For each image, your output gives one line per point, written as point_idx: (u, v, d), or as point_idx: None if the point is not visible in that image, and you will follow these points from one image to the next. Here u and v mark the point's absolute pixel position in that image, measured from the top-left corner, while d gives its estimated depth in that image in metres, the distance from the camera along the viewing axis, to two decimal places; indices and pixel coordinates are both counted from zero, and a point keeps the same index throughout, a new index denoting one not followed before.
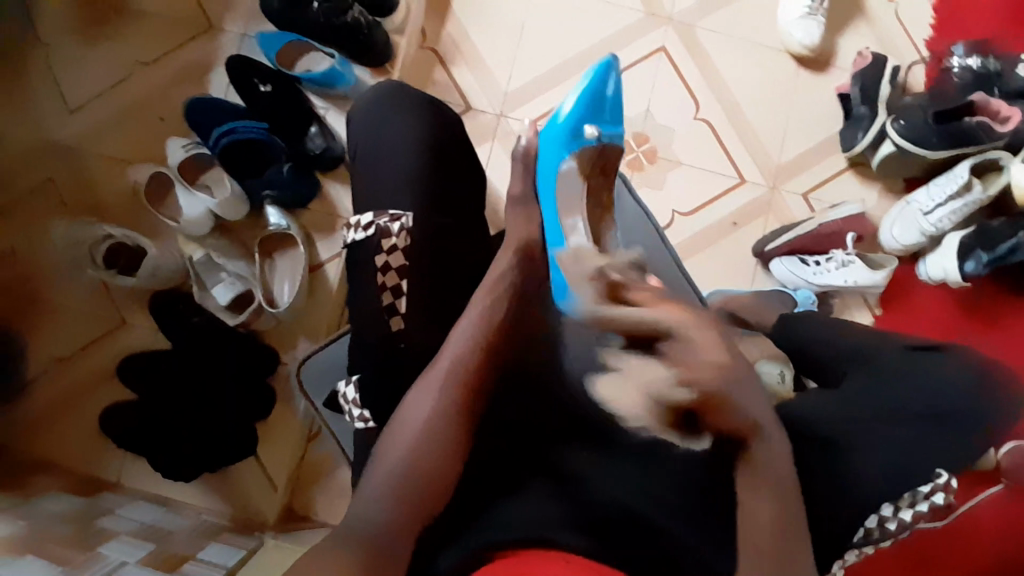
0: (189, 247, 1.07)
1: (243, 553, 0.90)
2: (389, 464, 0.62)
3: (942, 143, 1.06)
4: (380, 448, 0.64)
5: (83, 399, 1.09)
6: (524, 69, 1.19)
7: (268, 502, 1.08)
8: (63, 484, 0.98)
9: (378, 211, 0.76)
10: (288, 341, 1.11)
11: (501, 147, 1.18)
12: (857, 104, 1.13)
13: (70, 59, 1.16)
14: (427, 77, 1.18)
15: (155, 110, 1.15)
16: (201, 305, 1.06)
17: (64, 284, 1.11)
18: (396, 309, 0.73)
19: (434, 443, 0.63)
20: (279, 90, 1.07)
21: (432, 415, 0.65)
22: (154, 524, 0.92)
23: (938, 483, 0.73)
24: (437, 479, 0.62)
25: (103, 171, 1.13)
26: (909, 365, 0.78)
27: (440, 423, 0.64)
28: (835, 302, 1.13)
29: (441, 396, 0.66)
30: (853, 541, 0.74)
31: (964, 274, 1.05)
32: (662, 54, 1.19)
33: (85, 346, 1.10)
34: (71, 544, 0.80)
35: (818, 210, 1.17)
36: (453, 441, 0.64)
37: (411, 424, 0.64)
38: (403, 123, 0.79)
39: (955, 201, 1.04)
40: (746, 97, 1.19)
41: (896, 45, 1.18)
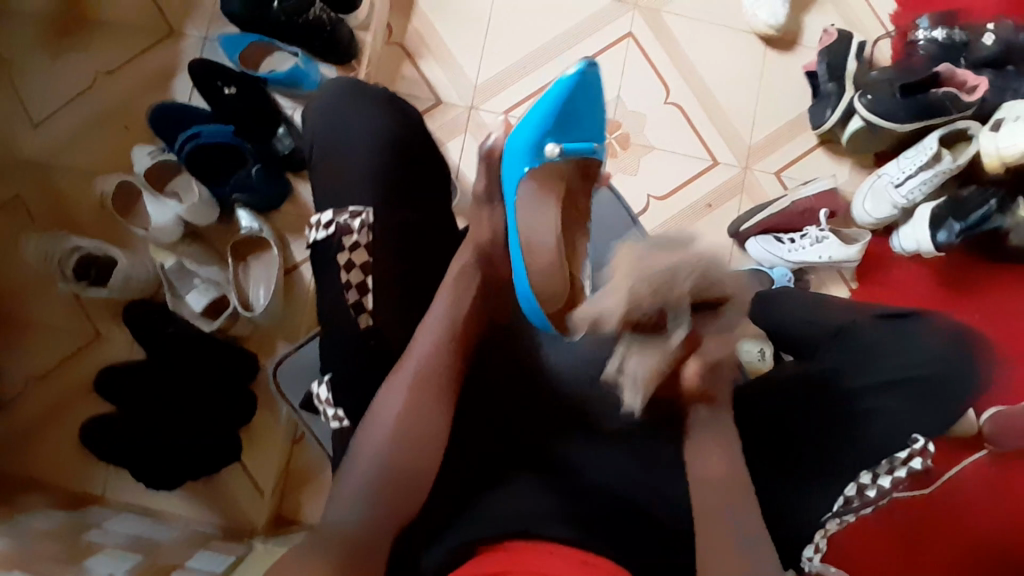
0: (161, 254, 1.06)
1: (232, 560, 0.89)
2: (362, 461, 0.61)
3: (911, 117, 1.07)
4: (355, 443, 0.63)
5: (62, 414, 1.07)
6: (493, 61, 1.18)
7: (257, 508, 1.07)
8: (46, 501, 0.97)
9: (337, 208, 0.74)
10: (268, 344, 1.10)
11: (473, 139, 1.17)
12: (824, 80, 1.14)
13: (31, 71, 1.14)
14: (396, 73, 1.18)
15: (120, 118, 1.13)
16: (175, 311, 1.05)
17: (38, 300, 1.09)
18: (363, 305, 0.72)
19: (407, 433, 0.62)
20: (243, 91, 1.05)
21: (408, 408, 0.63)
22: (142, 536, 0.91)
23: (914, 449, 0.74)
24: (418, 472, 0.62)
25: (70, 183, 1.11)
26: (886, 334, 0.79)
27: (415, 419, 0.63)
28: (812, 278, 1.14)
29: (420, 391, 0.64)
30: (834, 510, 0.73)
31: (938, 244, 1.05)
32: (630, 39, 1.19)
33: (61, 361, 1.09)
34: (58, 559, 0.79)
35: (791, 188, 1.17)
36: (429, 430, 0.63)
37: (384, 418, 0.63)
38: (367, 118, 0.78)
39: (925, 171, 1.05)
40: (715, 79, 1.19)
41: (861, 21, 1.19)
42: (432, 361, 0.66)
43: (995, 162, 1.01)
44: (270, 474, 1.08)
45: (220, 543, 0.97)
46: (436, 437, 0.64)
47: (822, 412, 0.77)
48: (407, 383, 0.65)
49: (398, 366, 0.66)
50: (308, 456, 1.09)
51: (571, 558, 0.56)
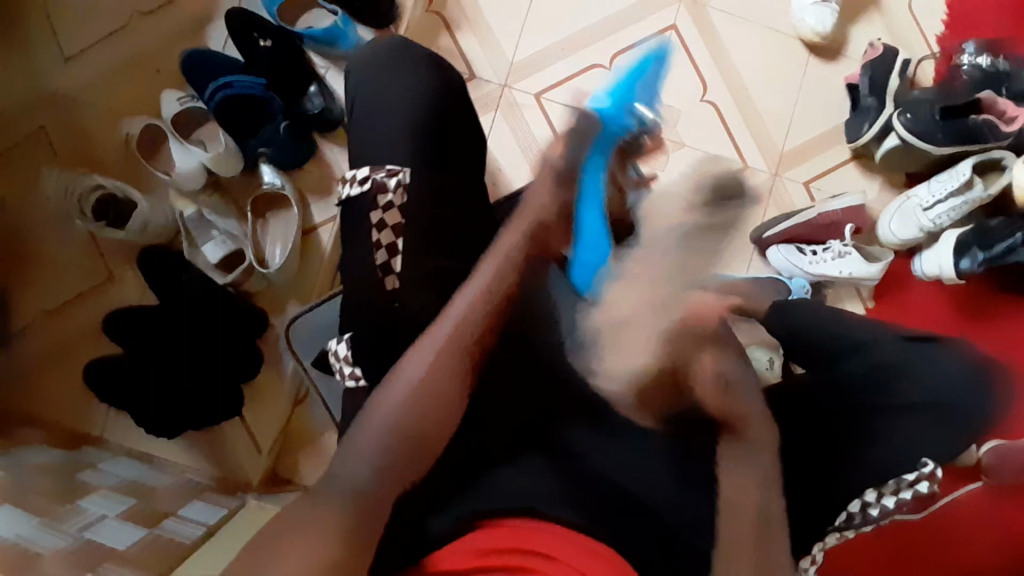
0: (181, 202, 1.05)
1: (225, 513, 0.90)
2: (377, 420, 0.65)
3: (947, 140, 1.05)
4: (372, 399, 0.67)
5: (68, 351, 1.07)
6: (531, 40, 1.17)
7: (253, 464, 1.07)
8: (46, 436, 0.97)
9: (375, 165, 0.74)
10: (278, 304, 1.09)
11: (504, 119, 1.16)
12: (864, 94, 1.12)
13: (65, 4, 1.12)
14: (432, 43, 1.16)
15: (151, 61, 1.12)
16: (191, 261, 1.05)
17: (52, 236, 1.09)
18: (391, 268, 0.72)
19: (418, 401, 0.65)
20: (280, 46, 1.05)
21: (425, 371, 0.67)
22: (138, 480, 0.92)
23: (923, 472, 0.74)
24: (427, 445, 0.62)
25: (95, 121, 1.10)
26: (906, 354, 0.80)
27: (428, 382, 0.66)
28: (829, 292, 1.13)
29: (444, 358, 0.69)
30: (835, 524, 0.72)
31: (960, 272, 1.05)
32: (673, 33, 1.17)
33: (73, 299, 1.08)
34: (54, 495, 0.80)
35: (818, 200, 1.16)
36: (448, 398, 0.67)
37: (406, 380, 0.67)
38: (408, 84, 0.77)
39: (956, 197, 1.05)
40: (754, 81, 1.17)
41: (908, 38, 1.17)
42: (454, 336, 0.69)
43: None
44: (270, 432, 1.08)
45: (215, 494, 0.97)
46: (446, 399, 0.65)
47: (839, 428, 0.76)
48: (432, 351, 0.68)
49: (421, 338, 0.69)
50: (309, 416, 1.09)
51: (573, 546, 0.56)
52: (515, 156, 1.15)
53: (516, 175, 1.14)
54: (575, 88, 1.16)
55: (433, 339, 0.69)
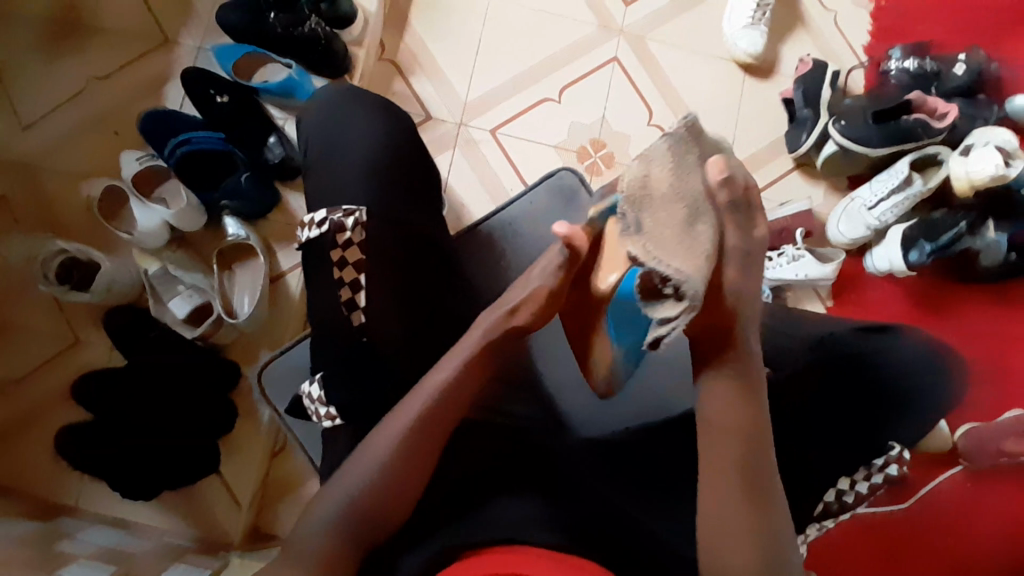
0: (145, 260, 1.06)
1: (209, 574, 0.88)
2: (348, 482, 0.60)
3: (883, 141, 1.12)
4: (360, 446, 0.63)
5: (35, 420, 1.05)
6: (483, 80, 1.21)
7: (232, 522, 1.05)
8: (16, 509, 0.94)
9: (332, 208, 0.75)
10: (250, 353, 1.09)
11: (463, 155, 1.19)
12: (800, 107, 1.18)
13: (21, 74, 1.14)
14: (387, 88, 1.20)
15: (109, 123, 1.13)
16: (157, 318, 1.03)
17: (16, 303, 1.07)
18: (356, 303, 0.73)
19: (408, 443, 0.61)
20: (237, 101, 1.07)
21: (415, 421, 0.62)
22: (116, 547, 0.89)
23: (890, 455, 0.79)
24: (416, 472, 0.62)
25: (56, 185, 1.11)
26: (871, 344, 0.80)
27: (416, 426, 0.62)
28: (789, 295, 1.17)
29: (427, 417, 0.62)
30: (816, 515, 0.78)
31: (909, 263, 1.10)
32: (615, 64, 1.23)
33: (39, 366, 1.06)
34: (29, 567, 0.77)
35: (770, 209, 1.21)
36: (428, 454, 0.62)
37: (379, 450, 0.61)
38: (364, 123, 0.80)
39: (897, 194, 1.10)
40: (696, 101, 1.23)
41: (836, 51, 1.25)
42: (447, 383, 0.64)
43: (965, 187, 1.06)
44: (250, 485, 1.06)
45: (196, 556, 0.94)
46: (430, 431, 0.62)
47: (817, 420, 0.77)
48: (418, 407, 0.63)
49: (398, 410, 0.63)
50: (292, 465, 1.08)
51: (564, 564, 0.57)
52: (475, 189, 1.18)
53: (477, 208, 1.17)
54: (527, 121, 1.21)
55: (408, 407, 0.63)
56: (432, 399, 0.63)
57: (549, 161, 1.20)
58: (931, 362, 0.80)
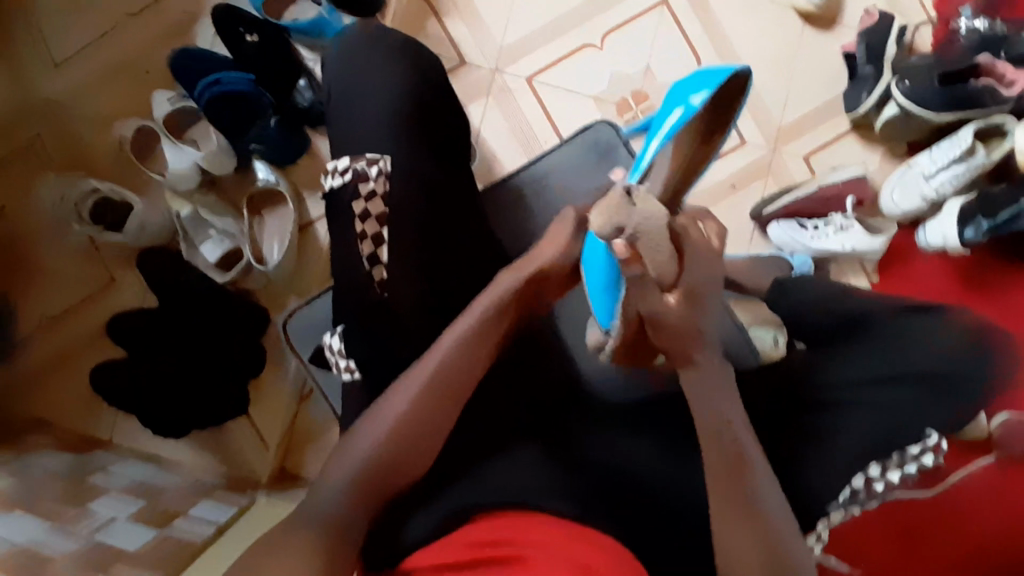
0: (176, 203, 1.05)
1: (234, 511, 0.91)
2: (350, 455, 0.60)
3: (948, 107, 1.03)
4: (382, 394, 0.63)
5: (74, 356, 1.08)
6: (521, 23, 1.15)
7: (261, 462, 1.08)
8: (53, 441, 0.97)
9: (355, 155, 0.73)
10: (278, 299, 1.10)
11: (496, 104, 1.14)
12: (862, 64, 1.10)
13: (53, 10, 1.12)
14: (421, 30, 1.15)
15: (140, 63, 1.11)
16: (189, 260, 1.06)
17: (53, 240, 1.09)
18: (378, 258, 0.71)
19: (425, 394, 0.62)
20: (266, 40, 1.02)
21: (427, 382, 0.62)
22: (146, 481, 0.92)
23: (928, 444, 0.71)
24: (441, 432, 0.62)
25: (86, 125, 1.10)
26: (907, 326, 0.77)
27: (429, 387, 0.62)
28: (832, 268, 1.12)
29: (439, 373, 0.62)
30: (839, 500, 0.71)
31: (963, 240, 1.02)
32: (663, 9, 1.15)
33: (76, 304, 1.09)
34: (61, 500, 0.80)
35: (819, 172, 1.14)
36: (438, 429, 0.62)
37: (391, 404, 0.61)
38: (391, 69, 0.76)
39: (958, 164, 1.02)
40: (748, 53, 1.16)
41: (904, 4, 1.14)
42: (458, 347, 0.64)
43: None
44: (276, 428, 1.09)
45: (223, 492, 0.98)
46: (450, 402, 0.62)
47: (858, 400, 0.75)
48: (439, 356, 0.63)
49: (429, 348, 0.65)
50: (314, 413, 1.09)
51: (579, 533, 0.56)
52: (508, 141, 1.14)
53: (509, 160, 1.14)
54: (567, 69, 1.15)
55: (432, 351, 0.64)
56: (452, 343, 0.64)
57: (586, 113, 1.14)
58: (967, 359, 0.74)
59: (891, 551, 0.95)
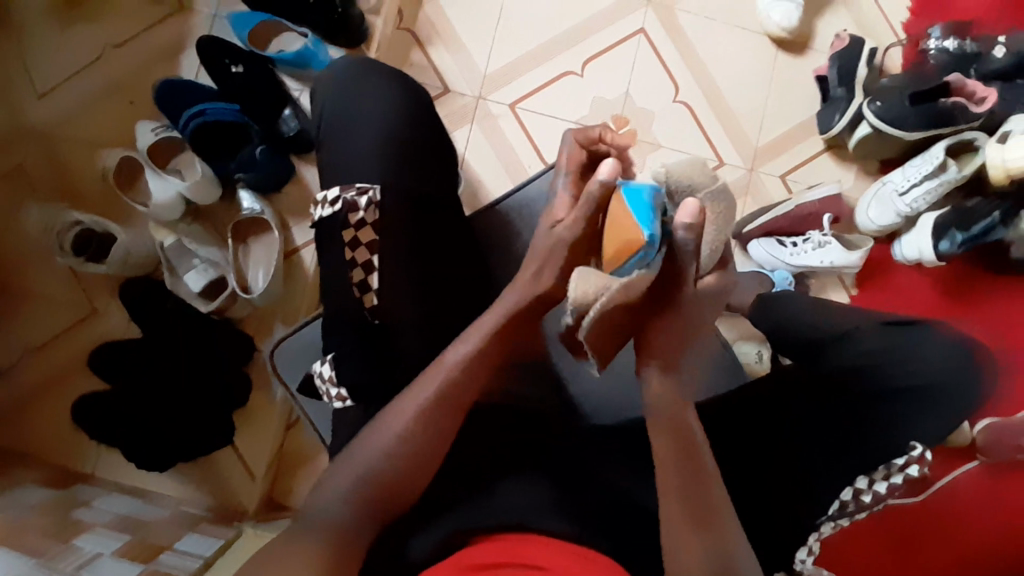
0: (161, 232, 1.05)
1: (222, 543, 0.90)
2: (343, 483, 0.60)
3: (916, 124, 1.06)
4: (373, 422, 0.63)
5: (56, 388, 1.06)
6: (504, 50, 1.18)
7: (247, 492, 1.06)
8: (35, 475, 0.96)
9: (346, 185, 0.73)
10: (266, 326, 1.09)
11: (480, 130, 1.16)
12: (834, 86, 1.14)
13: (36, 42, 1.12)
14: (405, 59, 1.17)
15: (124, 93, 1.12)
16: (173, 290, 1.03)
17: (34, 271, 1.08)
18: (368, 285, 0.71)
19: (424, 415, 0.62)
20: (251, 70, 1.04)
21: (419, 415, 0.62)
22: (132, 515, 0.91)
23: (912, 456, 0.73)
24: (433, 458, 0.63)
25: (70, 156, 1.10)
26: (886, 338, 0.78)
27: (427, 407, 0.62)
28: (813, 283, 1.14)
29: (433, 409, 0.63)
30: (828, 513, 0.72)
31: (939, 253, 1.05)
32: (642, 35, 1.19)
33: (58, 335, 1.07)
34: (46, 536, 0.79)
35: (796, 191, 1.17)
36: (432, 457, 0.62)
37: (383, 432, 0.61)
38: (376, 98, 0.77)
39: (930, 180, 1.05)
40: (725, 76, 1.19)
41: (873, 28, 1.19)
42: (457, 378, 0.64)
43: (1001, 175, 1.00)
44: (264, 458, 1.07)
45: (211, 524, 0.96)
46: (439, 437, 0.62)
47: (843, 415, 0.76)
48: (430, 391, 0.63)
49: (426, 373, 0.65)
50: (304, 439, 1.09)
51: (573, 554, 0.56)
52: (493, 166, 1.15)
53: (493, 184, 1.15)
54: (549, 94, 1.17)
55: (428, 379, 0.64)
56: (452, 373, 0.64)
57: None
58: (947, 368, 0.75)
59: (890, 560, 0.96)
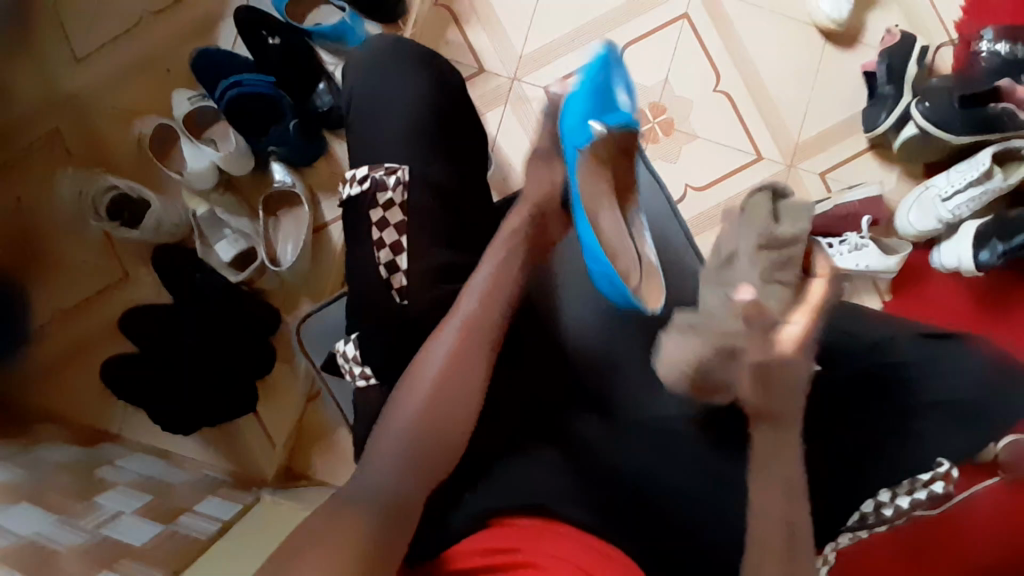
0: (194, 202, 1.07)
1: (241, 508, 0.92)
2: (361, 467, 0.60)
3: (966, 130, 1.02)
4: (402, 383, 0.66)
5: (87, 349, 1.09)
6: (541, 33, 1.15)
7: (267, 460, 1.09)
8: (63, 433, 0.99)
9: (374, 164, 0.73)
10: (292, 301, 1.11)
11: (513, 112, 1.15)
12: (882, 83, 1.10)
13: (75, 5, 1.13)
14: (441, 37, 1.15)
15: (162, 61, 1.12)
16: (203, 260, 1.06)
17: (68, 234, 1.10)
18: (396, 266, 0.71)
19: (448, 384, 0.64)
20: (287, 43, 1.04)
21: (451, 356, 0.65)
22: (155, 476, 0.93)
23: (939, 472, 0.71)
24: (452, 439, 0.63)
25: (105, 121, 1.11)
26: (922, 352, 0.75)
27: (460, 355, 0.66)
28: (846, 286, 1.11)
29: (465, 342, 0.66)
30: (847, 523, 0.72)
31: (979, 264, 1.02)
32: (684, 22, 1.15)
33: (90, 297, 1.10)
34: (70, 493, 0.81)
35: (835, 190, 1.14)
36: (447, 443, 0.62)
37: (417, 391, 0.64)
38: (410, 79, 0.76)
39: (975, 187, 1.01)
40: (767, 68, 1.15)
41: (926, 25, 1.14)
42: (481, 315, 0.68)
43: None
44: (286, 428, 1.09)
45: (231, 489, 0.99)
46: (470, 390, 0.65)
47: (870, 423, 0.73)
48: (460, 321, 0.67)
49: (452, 313, 0.68)
50: (321, 414, 1.10)
51: (588, 546, 0.56)
52: (524, 150, 1.14)
53: (524, 169, 1.14)
54: None
55: (455, 316, 0.67)
56: (475, 309, 0.68)
57: None
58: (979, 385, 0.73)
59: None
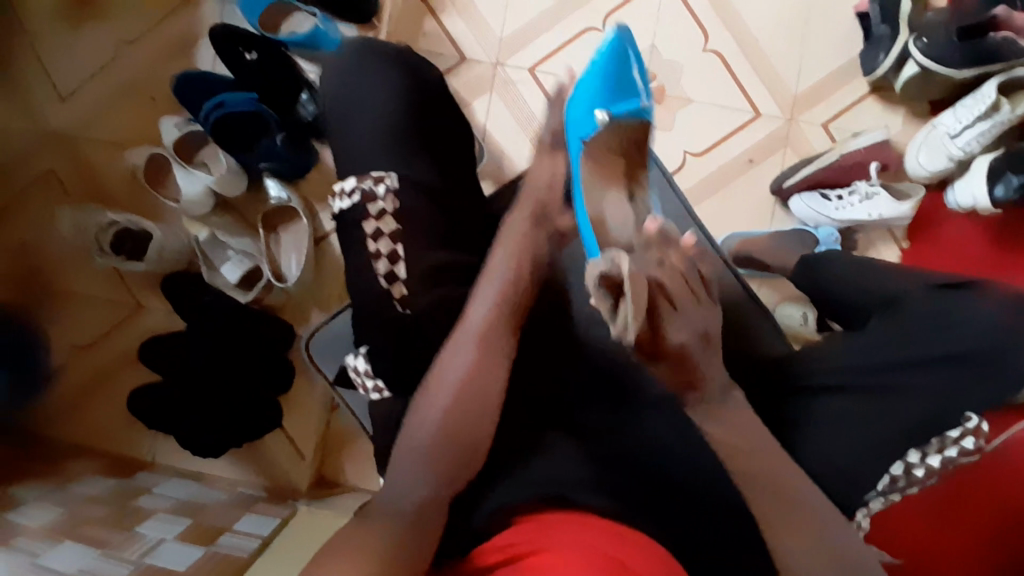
0: (194, 226, 1.06)
1: (278, 522, 0.93)
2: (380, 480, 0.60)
3: (967, 63, 0.98)
4: (417, 401, 0.64)
5: (110, 382, 1.11)
6: (518, 13, 1.13)
7: (296, 472, 1.10)
8: (98, 466, 1.01)
9: (361, 175, 0.73)
10: (301, 313, 1.11)
11: (499, 98, 1.13)
12: (876, 23, 1.05)
13: (54, 45, 1.13)
14: (418, 29, 1.14)
15: (145, 89, 1.13)
16: (210, 282, 1.07)
17: (78, 271, 1.12)
18: (395, 275, 0.70)
19: (464, 398, 0.62)
20: (264, 57, 1.03)
21: (470, 367, 0.64)
22: (190, 499, 0.95)
23: (968, 427, 0.68)
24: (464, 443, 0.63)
25: (99, 156, 1.12)
26: (938, 302, 0.73)
27: (479, 367, 0.64)
28: (860, 238, 1.08)
29: (483, 351, 0.65)
30: (877, 487, 0.69)
31: (995, 200, 0.96)
32: None
33: (107, 330, 1.12)
34: (110, 525, 0.83)
35: (840, 140, 1.10)
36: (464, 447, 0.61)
37: (437, 404, 0.62)
38: (384, 86, 0.76)
39: (984, 121, 0.97)
40: (755, 20, 1.11)
41: None
42: (490, 322, 0.67)
43: None
44: (310, 439, 1.10)
45: (266, 504, 1.00)
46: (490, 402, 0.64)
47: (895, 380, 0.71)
48: (473, 334, 0.65)
49: (461, 327, 0.66)
50: (344, 422, 1.11)
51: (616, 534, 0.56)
52: (515, 135, 1.12)
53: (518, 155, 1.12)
54: (568, 54, 1.12)
55: (466, 328, 0.66)
56: (484, 319, 0.66)
57: None
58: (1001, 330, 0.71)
59: (978, 542, 0.73)
